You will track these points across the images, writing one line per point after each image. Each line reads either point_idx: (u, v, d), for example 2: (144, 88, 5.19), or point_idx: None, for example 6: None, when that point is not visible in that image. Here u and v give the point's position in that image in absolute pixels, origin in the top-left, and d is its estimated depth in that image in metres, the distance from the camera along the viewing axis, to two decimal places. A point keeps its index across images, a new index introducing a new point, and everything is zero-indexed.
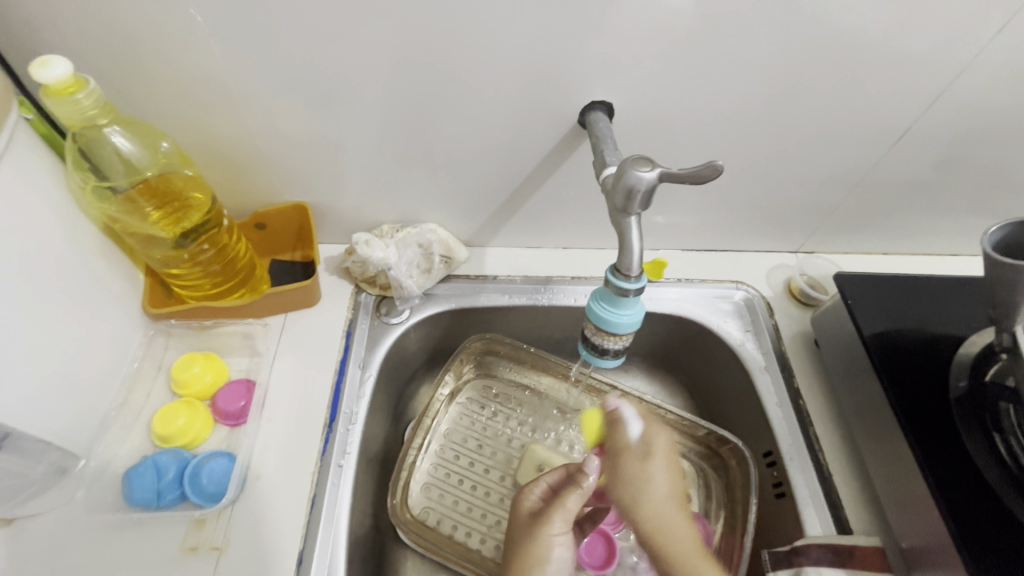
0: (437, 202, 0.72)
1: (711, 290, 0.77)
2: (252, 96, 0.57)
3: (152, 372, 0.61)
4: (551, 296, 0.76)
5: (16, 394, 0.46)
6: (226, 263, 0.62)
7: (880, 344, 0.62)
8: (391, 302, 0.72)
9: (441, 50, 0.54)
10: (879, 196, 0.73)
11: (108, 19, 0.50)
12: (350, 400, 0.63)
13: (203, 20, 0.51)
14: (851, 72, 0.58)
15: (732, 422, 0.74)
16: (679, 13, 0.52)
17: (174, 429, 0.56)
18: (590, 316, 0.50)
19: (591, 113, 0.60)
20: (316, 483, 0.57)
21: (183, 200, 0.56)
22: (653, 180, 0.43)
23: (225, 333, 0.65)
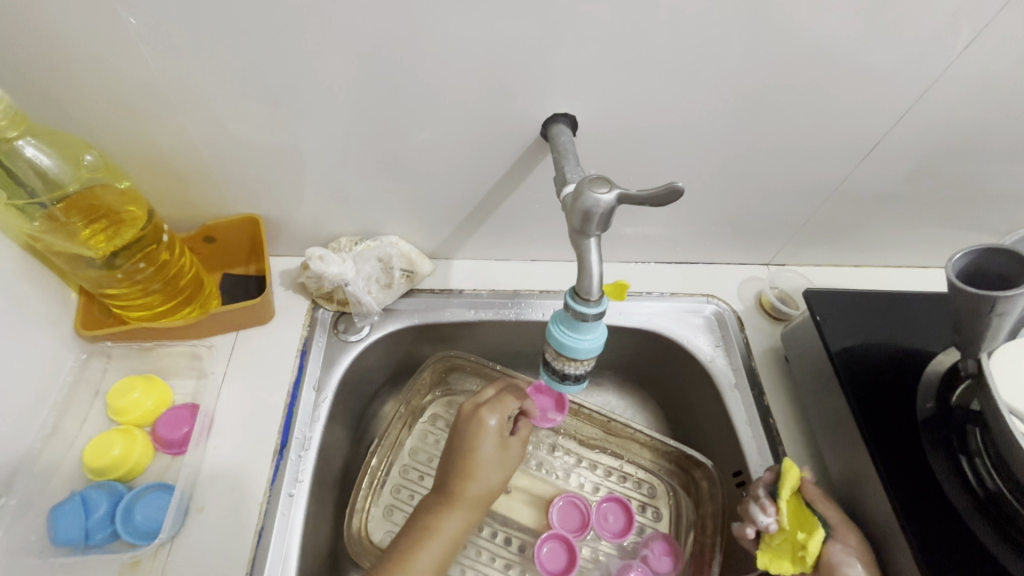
0: (398, 214, 0.69)
1: (682, 304, 0.75)
2: (193, 104, 0.54)
3: (87, 398, 0.57)
4: (518, 311, 0.73)
5: None
6: (168, 280, 0.58)
7: (848, 361, 0.61)
8: (350, 318, 0.68)
9: (396, 58, 0.52)
10: (849, 209, 0.72)
11: (26, 21, 0.46)
12: (303, 424, 0.60)
13: (133, 22, 0.47)
14: (820, 86, 0.57)
15: (703, 439, 0.72)
16: (644, 24, 0.50)
17: (107, 460, 0.52)
18: (550, 340, 0.48)
19: (554, 124, 0.57)
20: (265, 514, 0.54)
21: (115, 215, 0.52)
22: (611, 202, 0.41)
23: (169, 355, 0.61)
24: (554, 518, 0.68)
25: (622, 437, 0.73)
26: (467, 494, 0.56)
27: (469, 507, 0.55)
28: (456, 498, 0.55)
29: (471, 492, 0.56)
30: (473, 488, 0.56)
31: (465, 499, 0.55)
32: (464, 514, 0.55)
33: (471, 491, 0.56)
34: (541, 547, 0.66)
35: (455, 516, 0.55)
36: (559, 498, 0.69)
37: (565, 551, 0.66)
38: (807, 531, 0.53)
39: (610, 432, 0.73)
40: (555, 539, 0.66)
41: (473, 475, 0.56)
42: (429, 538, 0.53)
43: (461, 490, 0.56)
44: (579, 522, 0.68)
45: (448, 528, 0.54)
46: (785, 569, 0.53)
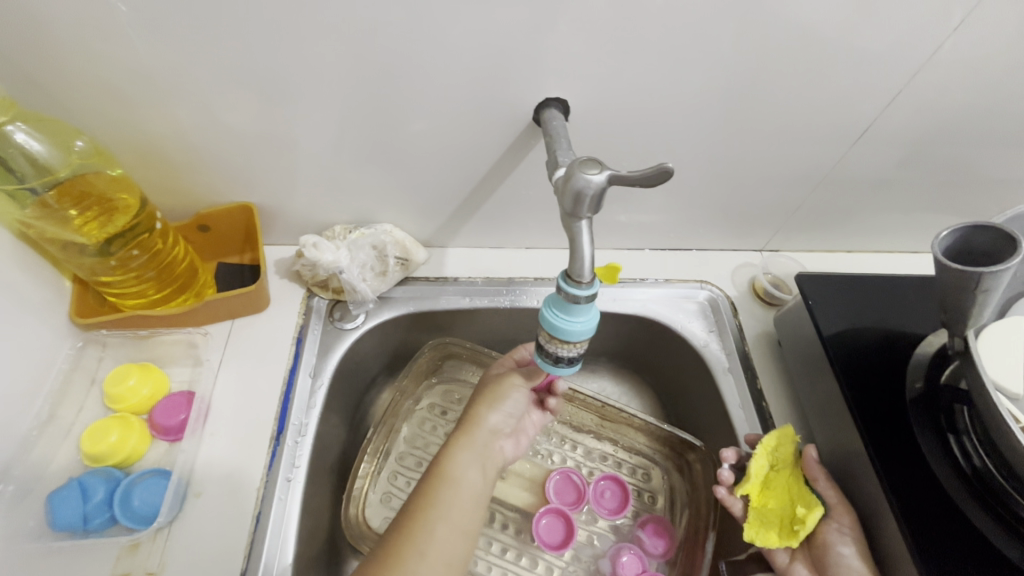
0: (392, 202, 0.69)
1: (676, 290, 0.75)
2: (183, 91, 0.54)
3: (84, 386, 0.57)
4: (513, 298, 0.74)
5: None
6: (162, 267, 0.59)
7: (839, 344, 0.61)
8: (345, 307, 0.69)
9: (386, 43, 0.51)
10: (842, 195, 0.73)
11: (12, 9, 0.45)
12: (299, 411, 0.60)
13: (120, 9, 0.47)
14: (810, 70, 0.57)
15: (697, 424, 0.73)
16: (634, 8, 0.50)
17: (105, 447, 0.52)
18: (543, 323, 0.48)
19: (546, 110, 0.57)
20: (262, 500, 0.54)
21: (109, 203, 0.52)
22: (602, 183, 0.41)
23: (164, 343, 0.61)
24: (550, 493, 0.70)
25: (617, 422, 0.74)
26: (472, 439, 0.55)
27: (477, 455, 0.55)
28: (464, 444, 0.55)
29: (477, 439, 0.56)
30: (478, 435, 0.56)
31: (472, 446, 0.55)
32: (474, 462, 0.54)
33: (475, 438, 0.56)
34: (538, 521, 0.68)
35: (467, 464, 0.53)
36: (556, 473, 0.71)
37: (563, 524, 0.67)
38: (807, 507, 0.55)
39: (605, 417, 0.74)
40: (553, 513, 0.68)
41: (478, 423, 0.57)
42: (443, 485, 0.51)
43: (465, 436, 0.56)
44: (574, 496, 0.70)
45: (463, 477, 0.52)
46: (773, 541, 0.55)
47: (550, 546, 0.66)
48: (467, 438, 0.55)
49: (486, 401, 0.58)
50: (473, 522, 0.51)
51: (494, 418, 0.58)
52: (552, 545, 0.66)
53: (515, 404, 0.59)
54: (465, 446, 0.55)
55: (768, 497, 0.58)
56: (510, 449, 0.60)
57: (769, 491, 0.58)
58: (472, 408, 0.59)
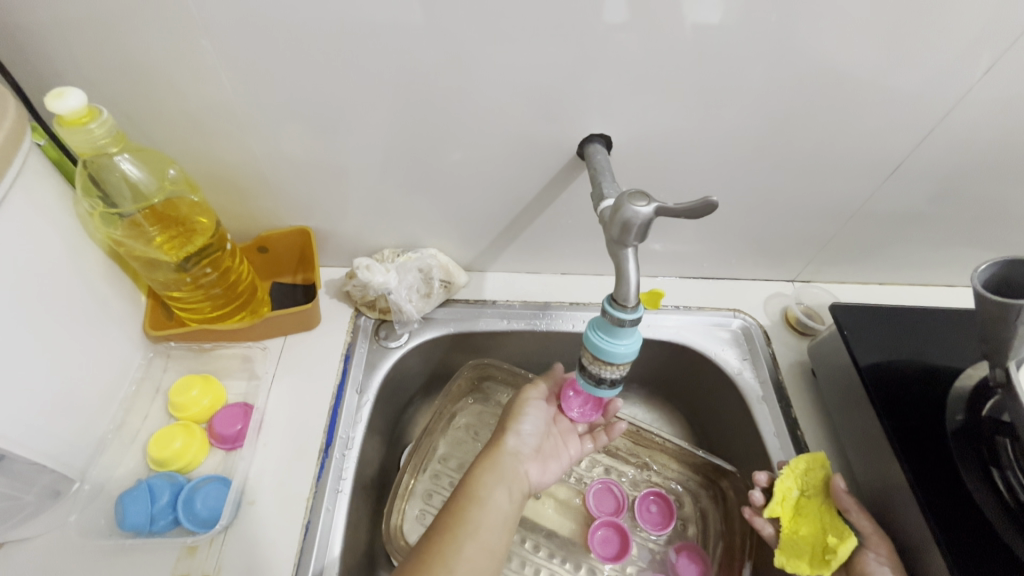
0: (438, 228, 0.73)
1: (709, 318, 0.77)
2: (259, 124, 0.59)
3: (149, 395, 0.61)
4: (549, 322, 0.76)
5: (20, 414, 0.46)
6: (227, 285, 0.63)
7: (877, 374, 0.62)
8: (390, 326, 0.72)
9: (443, 82, 0.56)
10: (874, 227, 0.74)
11: (122, 53, 0.51)
12: (347, 425, 0.63)
13: (213, 51, 0.52)
14: (843, 108, 0.60)
15: (730, 452, 0.73)
16: (677, 51, 0.54)
17: (169, 453, 0.55)
18: (587, 345, 0.50)
19: (589, 145, 0.61)
20: (311, 510, 0.56)
21: (188, 224, 0.57)
22: (649, 214, 0.44)
23: (223, 356, 0.65)
24: (593, 506, 0.71)
25: (649, 447, 0.74)
26: (496, 463, 0.57)
27: (503, 478, 0.55)
28: (489, 468, 0.56)
29: (501, 462, 0.57)
30: (502, 458, 0.57)
31: (498, 470, 0.56)
32: (501, 486, 0.54)
33: (500, 461, 0.57)
34: (593, 535, 0.69)
35: (493, 487, 0.54)
36: (595, 483, 0.73)
37: (618, 533, 0.69)
38: (839, 537, 0.55)
39: (638, 442, 0.75)
40: (606, 524, 0.70)
41: (500, 446, 0.58)
42: (473, 506, 0.52)
43: (489, 460, 0.57)
44: (614, 505, 0.72)
45: (490, 498, 0.53)
46: (804, 569, 0.56)
47: (608, 558, 0.68)
48: (491, 462, 0.57)
49: (508, 425, 0.60)
50: (498, 545, 0.51)
51: (513, 440, 0.59)
52: (609, 557, 0.68)
53: (534, 425, 0.61)
54: (490, 469, 0.56)
55: (799, 523, 0.58)
56: (536, 475, 0.59)
57: (800, 518, 0.58)
58: (496, 433, 0.60)
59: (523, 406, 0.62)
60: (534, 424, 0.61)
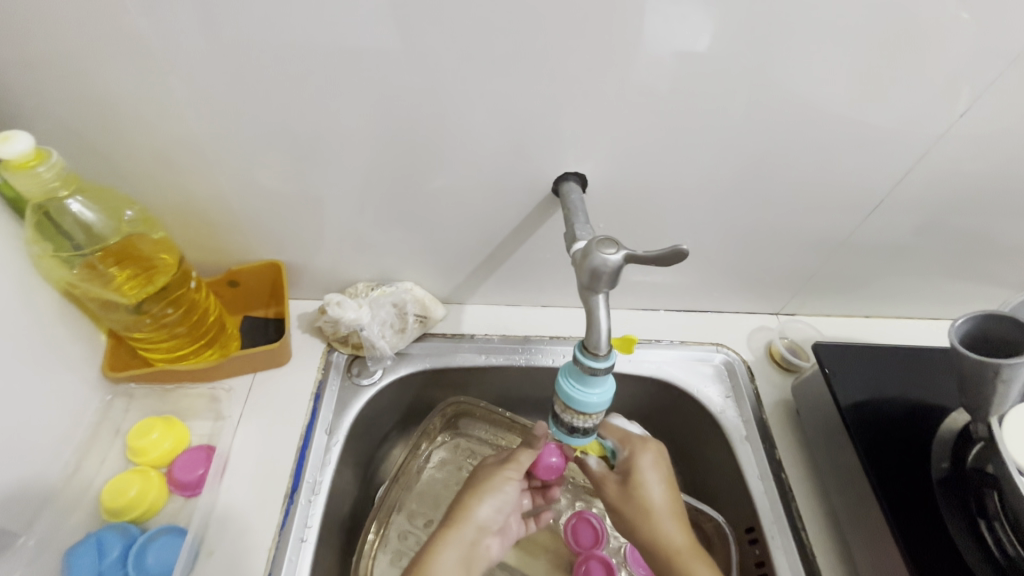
0: (414, 261, 0.71)
1: (692, 353, 0.75)
2: (227, 158, 0.57)
3: (107, 438, 0.58)
4: (528, 356, 0.74)
5: None
6: (192, 323, 0.61)
7: (859, 416, 0.60)
8: (364, 362, 0.70)
9: (415, 118, 0.55)
10: (858, 260, 0.73)
11: (82, 89, 0.50)
12: (314, 469, 0.60)
13: (178, 87, 0.51)
14: (822, 145, 0.59)
15: (714, 492, 0.71)
16: (652, 89, 0.54)
17: (124, 502, 0.53)
18: (559, 392, 0.48)
19: (565, 182, 0.60)
20: (273, 561, 0.54)
21: (149, 264, 0.55)
22: (618, 262, 0.42)
23: (188, 396, 0.62)
24: (573, 542, 0.69)
25: None
26: (458, 537, 0.56)
27: (461, 554, 0.56)
28: (451, 542, 0.56)
29: (464, 535, 0.57)
30: (466, 530, 0.57)
31: (457, 541, 0.56)
32: (455, 561, 0.55)
33: (462, 531, 0.57)
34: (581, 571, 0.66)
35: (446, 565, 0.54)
36: (570, 516, 0.71)
37: (607, 565, 0.66)
38: None
39: None
40: (591, 557, 0.67)
41: (468, 516, 0.58)
42: None
43: (453, 533, 0.56)
44: (594, 536, 0.69)
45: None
46: None
47: None
48: (454, 536, 0.56)
49: (479, 494, 0.59)
50: None
51: (484, 514, 0.59)
52: None
53: (506, 499, 0.60)
54: (455, 543, 0.56)
55: None
56: (496, 550, 0.60)
57: None
58: (466, 498, 0.59)
59: (501, 478, 0.60)
60: (508, 496, 0.60)
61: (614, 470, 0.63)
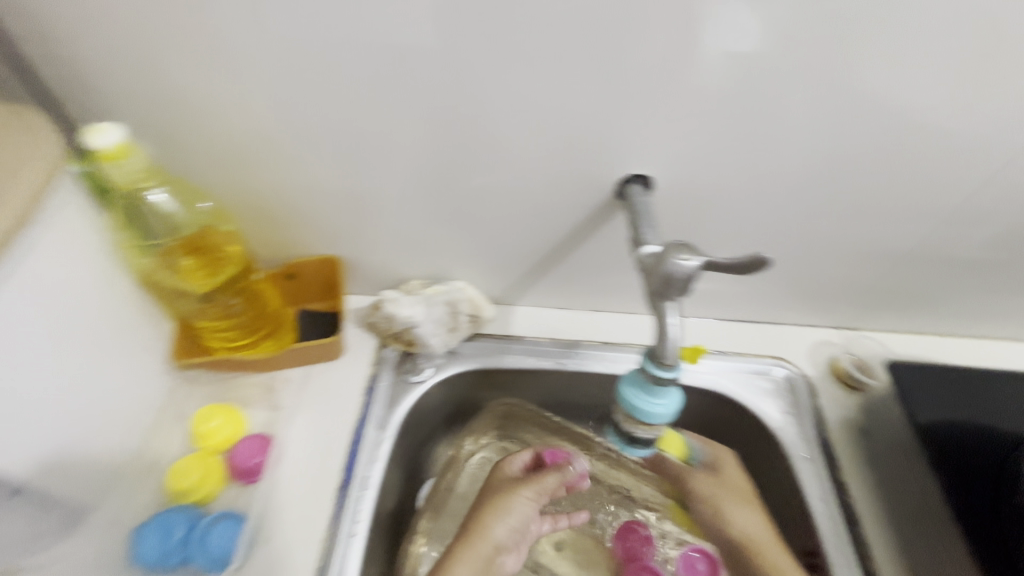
0: (467, 260, 0.71)
1: (749, 366, 0.72)
2: (294, 153, 0.58)
3: (170, 422, 0.60)
4: (577, 361, 0.73)
5: (43, 437, 0.46)
6: (255, 314, 0.63)
7: (938, 442, 0.57)
8: (414, 359, 0.70)
9: (480, 117, 0.55)
10: (934, 275, 0.69)
11: (163, 83, 0.52)
12: (365, 463, 0.61)
13: (251, 83, 0.52)
14: (907, 151, 0.55)
15: (770, 511, 0.68)
16: (727, 89, 0.51)
17: (187, 485, 0.54)
18: (622, 401, 0.47)
19: (629, 184, 0.59)
20: (325, 552, 0.55)
21: (219, 254, 0.57)
22: (695, 269, 0.41)
23: (246, 385, 0.64)
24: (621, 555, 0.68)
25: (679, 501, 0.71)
26: (474, 551, 0.57)
27: (476, 569, 0.57)
28: (467, 556, 0.57)
29: (480, 551, 0.58)
30: (481, 546, 0.58)
31: (473, 557, 0.57)
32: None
33: (478, 546, 0.58)
34: None
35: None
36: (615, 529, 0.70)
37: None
38: None
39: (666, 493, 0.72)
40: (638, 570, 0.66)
41: (484, 534, 0.59)
42: None
43: (469, 547, 0.57)
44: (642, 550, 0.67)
45: None
46: None
47: None
48: (470, 551, 0.57)
49: (494, 511, 0.60)
50: None
51: (500, 531, 0.60)
52: None
53: (520, 517, 0.61)
54: (471, 559, 0.57)
55: None
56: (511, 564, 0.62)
57: None
58: (481, 514, 0.60)
59: (512, 494, 0.62)
60: (521, 514, 0.61)
61: (696, 467, 0.68)
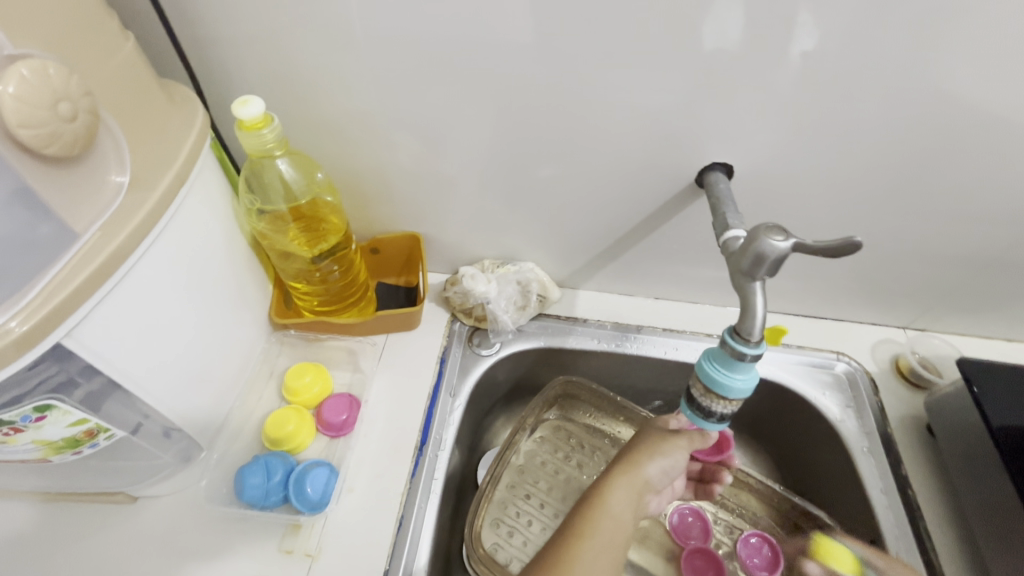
0: (538, 243, 0.74)
1: (810, 359, 0.74)
2: (392, 133, 0.62)
3: (263, 377, 0.65)
4: (639, 345, 0.75)
5: (177, 372, 0.51)
6: (347, 282, 0.67)
7: (1012, 442, 0.56)
8: (484, 333, 0.74)
9: (571, 106, 0.57)
10: (1011, 279, 0.68)
11: (282, 65, 0.56)
12: (439, 427, 0.65)
13: (360, 67, 0.56)
14: (994, 151, 0.56)
15: (824, 502, 0.70)
16: (814, 85, 0.53)
17: (284, 433, 0.59)
18: (701, 375, 0.49)
19: (710, 172, 0.60)
20: (404, 505, 0.59)
21: (323, 224, 0.61)
22: (786, 249, 0.43)
23: (331, 347, 0.69)
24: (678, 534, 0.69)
25: (736, 487, 0.71)
26: (630, 482, 0.54)
27: (631, 500, 0.53)
28: (621, 486, 0.53)
29: (636, 484, 0.54)
30: (637, 479, 0.54)
31: (629, 489, 0.53)
32: (627, 505, 0.53)
33: (633, 481, 0.54)
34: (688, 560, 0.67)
35: (619, 505, 0.52)
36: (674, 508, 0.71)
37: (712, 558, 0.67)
38: None
39: (725, 480, 0.72)
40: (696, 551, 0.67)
41: (638, 468, 0.54)
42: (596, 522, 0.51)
43: (624, 478, 0.54)
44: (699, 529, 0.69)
45: (616, 515, 0.52)
46: None
47: None
48: (625, 481, 0.54)
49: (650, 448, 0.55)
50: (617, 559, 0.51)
51: (654, 470, 0.55)
52: None
53: (678, 459, 0.56)
54: (599, 543, 0.50)
55: None
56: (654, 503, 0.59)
57: None
58: (637, 450, 0.56)
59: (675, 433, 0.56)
60: (679, 455, 0.56)
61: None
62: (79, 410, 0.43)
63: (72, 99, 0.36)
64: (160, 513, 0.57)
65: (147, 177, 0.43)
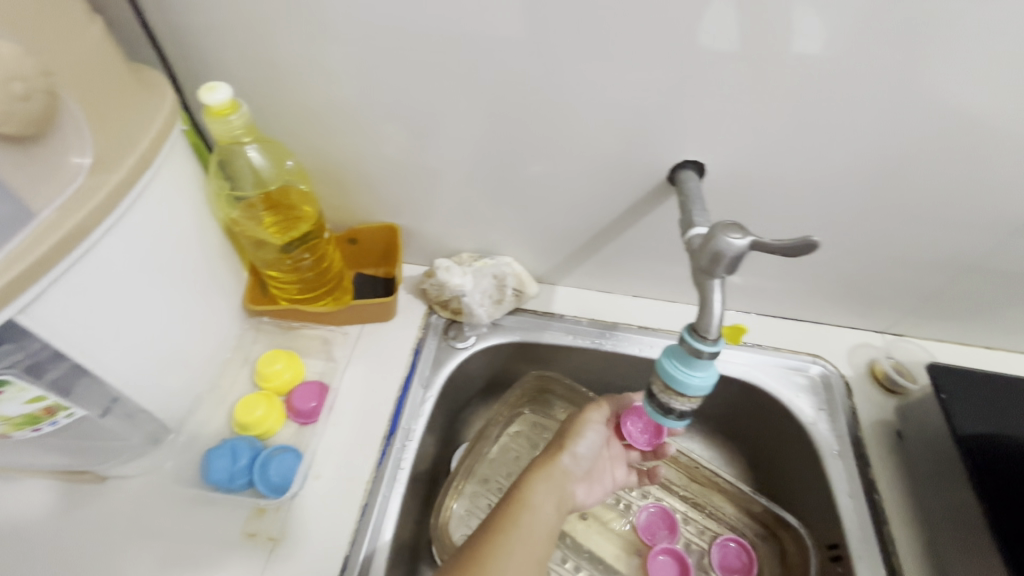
0: (517, 237, 0.74)
1: (786, 361, 0.73)
2: (368, 124, 0.62)
3: (237, 363, 0.66)
4: (614, 342, 0.75)
5: (143, 355, 0.51)
6: (320, 271, 0.68)
7: (976, 450, 0.56)
8: (460, 326, 0.74)
9: (546, 99, 0.57)
10: (989, 285, 0.67)
11: (258, 53, 0.56)
12: (410, 417, 0.65)
13: (336, 57, 0.56)
14: (969, 156, 0.55)
15: (794, 504, 0.69)
16: (787, 85, 0.52)
17: (251, 419, 0.60)
18: (660, 372, 0.49)
19: (682, 171, 0.60)
20: (369, 493, 0.59)
21: (295, 212, 0.61)
22: (743, 247, 0.43)
23: (305, 336, 0.70)
24: (645, 533, 0.69)
25: (706, 487, 0.71)
26: (548, 473, 0.56)
27: (552, 488, 0.55)
28: (541, 476, 0.56)
29: (554, 474, 0.56)
30: (555, 469, 0.57)
31: (549, 478, 0.56)
32: (550, 495, 0.54)
33: (552, 471, 0.57)
34: (655, 558, 0.67)
35: (543, 495, 0.54)
36: (642, 506, 0.71)
37: (679, 557, 0.67)
38: None
39: (695, 479, 0.72)
40: (664, 550, 0.67)
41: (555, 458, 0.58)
42: (523, 512, 0.52)
43: (542, 469, 0.56)
44: (667, 528, 0.69)
45: (540, 507, 0.53)
46: None
47: None
48: (542, 473, 0.56)
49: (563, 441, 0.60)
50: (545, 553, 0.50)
51: (570, 458, 0.58)
52: None
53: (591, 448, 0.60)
54: (520, 540, 0.49)
55: None
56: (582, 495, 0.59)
57: None
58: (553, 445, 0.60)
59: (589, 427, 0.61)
60: (590, 444, 0.60)
61: None
62: (38, 388, 0.43)
63: (27, 79, 0.36)
64: (127, 493, 0.58)
65: (108, 160, 0.44)
